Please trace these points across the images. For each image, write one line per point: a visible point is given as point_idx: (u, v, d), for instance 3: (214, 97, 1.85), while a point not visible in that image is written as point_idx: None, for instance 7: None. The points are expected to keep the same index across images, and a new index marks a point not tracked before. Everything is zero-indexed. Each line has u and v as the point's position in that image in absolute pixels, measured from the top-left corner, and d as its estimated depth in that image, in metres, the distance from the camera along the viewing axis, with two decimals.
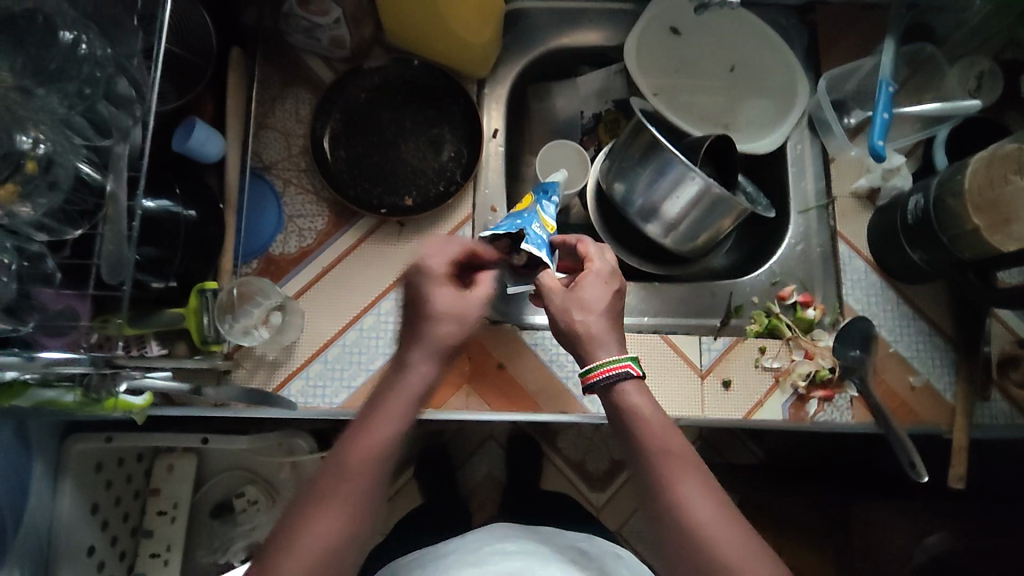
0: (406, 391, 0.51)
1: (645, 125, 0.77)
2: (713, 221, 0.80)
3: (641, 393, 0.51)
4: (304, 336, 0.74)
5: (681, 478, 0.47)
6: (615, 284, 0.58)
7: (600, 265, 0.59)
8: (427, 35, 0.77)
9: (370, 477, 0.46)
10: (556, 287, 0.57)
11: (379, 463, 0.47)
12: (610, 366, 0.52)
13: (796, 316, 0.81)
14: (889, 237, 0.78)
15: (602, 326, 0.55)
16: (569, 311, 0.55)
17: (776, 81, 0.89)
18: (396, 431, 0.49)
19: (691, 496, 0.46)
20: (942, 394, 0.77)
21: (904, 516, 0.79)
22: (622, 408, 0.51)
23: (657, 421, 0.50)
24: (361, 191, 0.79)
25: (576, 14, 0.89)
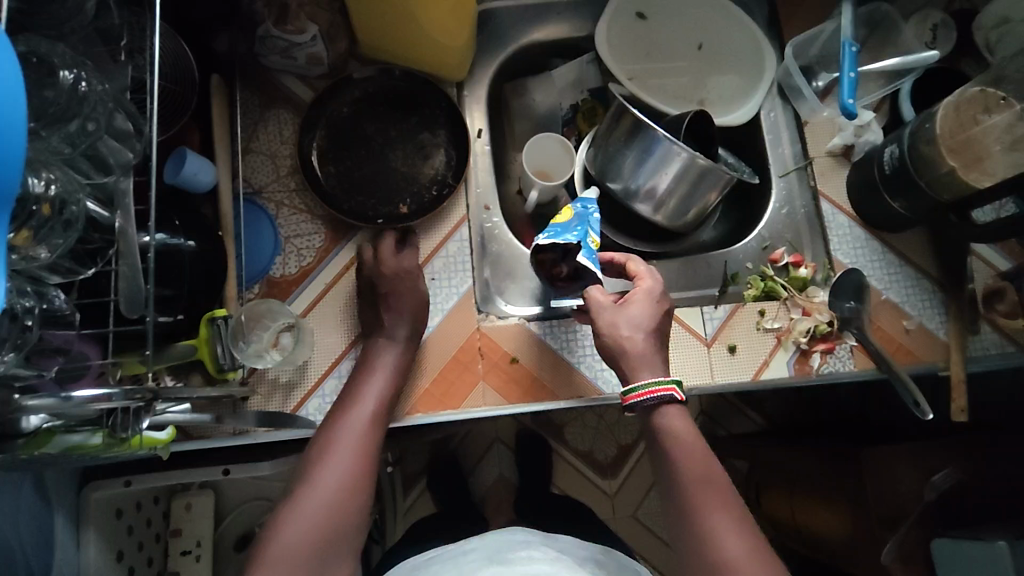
0: (383, 361, 0.70)
1: (627, 107, 0.79)
2: (700, 193, 0.83)
3: (683, 417, 0.62)
4: (316, 352, 0.74)
5: (704, 494, 0.57)
6: (662, 304, 0.68)
7: (650, 283, 0.69)
8: (403, 43, 0.78)
9: (363, 435, 0.65)
10: (604, 302, 0.68)
11: (374, 419, 0.67)
12: (658, 387, 0.62)
13: (791, 276, 0.83)
14: (869, 189, 0.81)
15: (644, 342, 0.65)
16: (616, 326, 0.66)
17: (742, 54, 0.92)
18: (383, 390, 0.68)
19: (708, 510, 0.56)
20: (936, 333, 0.81)
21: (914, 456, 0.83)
22: (659, 421, 0.62)
23: (688, 435, 0.60)
24: (356, 204, 0.80)
25: (543, 9, 0.91)
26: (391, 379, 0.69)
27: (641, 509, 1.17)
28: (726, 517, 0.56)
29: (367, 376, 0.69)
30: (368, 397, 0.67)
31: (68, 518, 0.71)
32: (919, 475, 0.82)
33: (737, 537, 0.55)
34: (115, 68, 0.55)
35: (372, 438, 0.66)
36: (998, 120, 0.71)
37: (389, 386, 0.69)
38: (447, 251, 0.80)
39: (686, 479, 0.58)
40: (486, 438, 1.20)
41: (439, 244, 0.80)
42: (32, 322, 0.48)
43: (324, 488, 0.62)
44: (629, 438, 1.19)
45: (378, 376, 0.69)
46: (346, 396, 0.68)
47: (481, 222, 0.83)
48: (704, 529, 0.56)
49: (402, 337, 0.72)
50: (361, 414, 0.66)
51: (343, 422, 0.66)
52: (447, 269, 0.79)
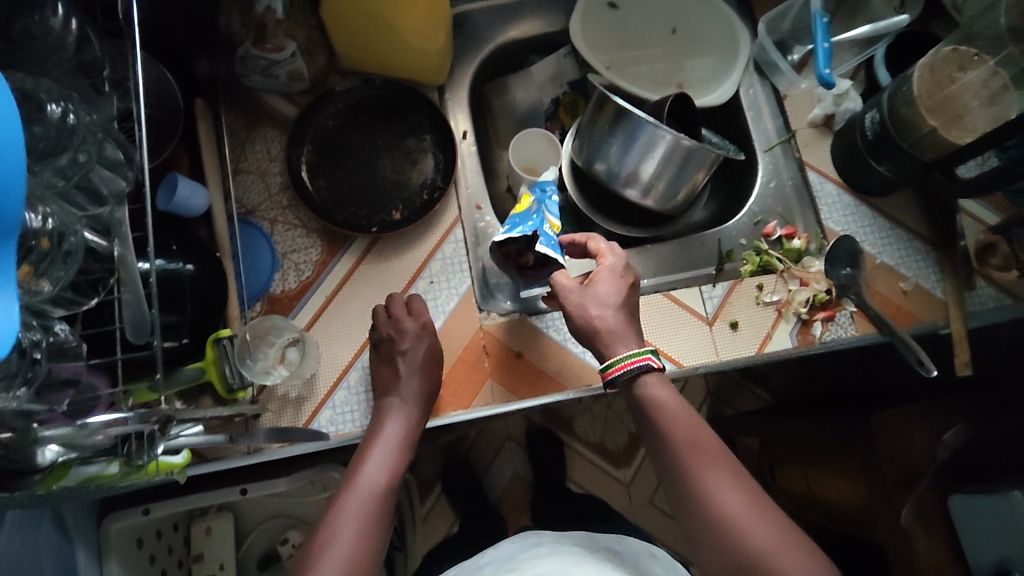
0: (390, 432, 0.67)
1: (608, 96, 0.80)
2: (688, 174, 0.84)
3: (664, 385, 0.63)
4: (322, 364, 0.75)
5: (703, 461, 0.57)
6: (627, 278, 0.70)
7: (613, 259, 0.70)
8: (379, 50, 0.79)
9: (392, 461, 0.64)
10: (570, 286, 0.69)
11: (381, 496, 0.61)
12: (632, 359, 0.63)
13: (785, 249, 0.84)
14: (853, 156, 0.82)
15: (615, 318, 0.67)
16: (585, 307, 0.67)
17: (717, 34, 0.93)
18: (389, 463, 0.64)
19: (710, 472, 0.56)
20: (933, 292, 0.82)
21: (925, 417, 0.83)
22: (644, 394, 0.62)
23: (673, 402, 0.61)
24: (350, 214, 0.81)
25: (517, 7, 0.93)
26: (395, 453, 0.65)
27: (657, 496, 1.19)
28: (721, 475, 0.56)
29: (371, 448, 0.65)
30: (374, 470, 0.63)
31: (90, 551, 0.71)
32: (928, 435, 0.83)
33: (736, 496, 0.55)
34: (99, 99, 0.56)
35: (380, 511, 0.61)
36: (972, 75, 0.72)
37: (395, 461, 0.64)
38: (443, 253, 0.80)
39: (676, 444, 0.59)
40: (496, 437, 1.20)
41: (435, 246, 0.80)
42: (40, 355, 0.49)
43: (353, 509, 0.59)
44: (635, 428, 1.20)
45: (383, 449, 0.65)
46: (370, 427, 0.68)
47: (475, 222, 0.84)
48: (701, 486, 0.56)
49: (413, 403, 0.69)
50: (368, 484, 0.61)
51: (373, 449, 0.65)
52: (445, 272, 0.79)
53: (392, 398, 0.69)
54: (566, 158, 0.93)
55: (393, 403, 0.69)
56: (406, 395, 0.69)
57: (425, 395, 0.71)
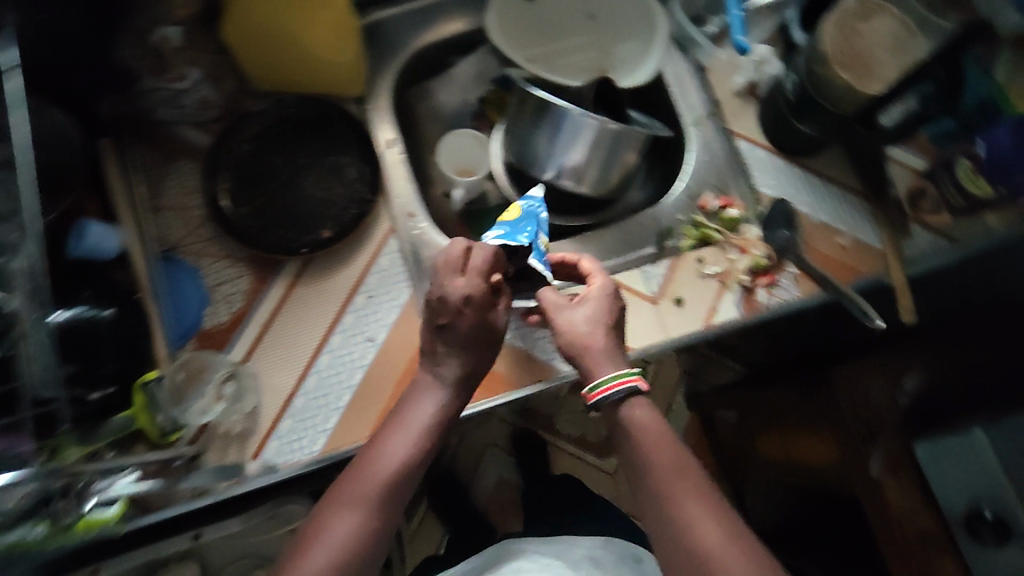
0: (419, 412, 0.68)
1: (529, 89, 0.78)
2: (618, 156, 0.82)
3: (645, 406, 0.67)
4: (264, 395, 0.72)
5: (678, 488, 0.61)
6: (616, 300, 0.73)
7: (603, 281, 0.74)
8: (285, 65, 0.76)
9: (417, 440, 0.66)
10: (563, 305, 0.72)
11: (393, 476, 0.64)
12: (623, 379, 0.66)
13: (722, 220, 0.83)
14: (779, 120, 0.82)
15: (603, 338, 0.69)
16: (575, 324, 0.70)
17: (634, 13, 0.91)
18: (411, 442, 0.66)
19: (686, 500, 0.60)
20: (870, 242, 0.83)
21: (877, 370, 0.86)
22: (627, 419, 0.66)
23: (654, 428, 0.65)
24: (276, 238, 0.78)
25: (428, 10, 0.91)
26: (421, 430, 0.66)
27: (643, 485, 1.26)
28: (697, 503, 0.60)
29: (398, 425, 0.67)
30: (397, 449, 0.65)
31: None
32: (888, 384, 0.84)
33: (711, 521, 0.59)
34: None
35: (392, 492, 0.64)
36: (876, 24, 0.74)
37: (419, 440, 0.66)
38: (378, 266, 0.78)
39: (654, 471, 0.63)
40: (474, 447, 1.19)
41: (369, 260, 0.78)
42: None
43: (369, 482, 0.63)
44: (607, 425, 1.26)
45: (410, 428, 0.66)
46: (404, 399, 0.70)
47: (408, 230, 0.81)
48: (678, 513, 0.60)
49: (451, 380, 0.70)
50: (388, 459, 0.64)
51: (399, 425, 0.67)
52: (382, 284, 0.77)
53: (428, 374, 0.70)
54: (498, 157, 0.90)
55: (426, 378, 0.70)
56: (441, 370, 0.69)
57: (463, 373, 0.70)
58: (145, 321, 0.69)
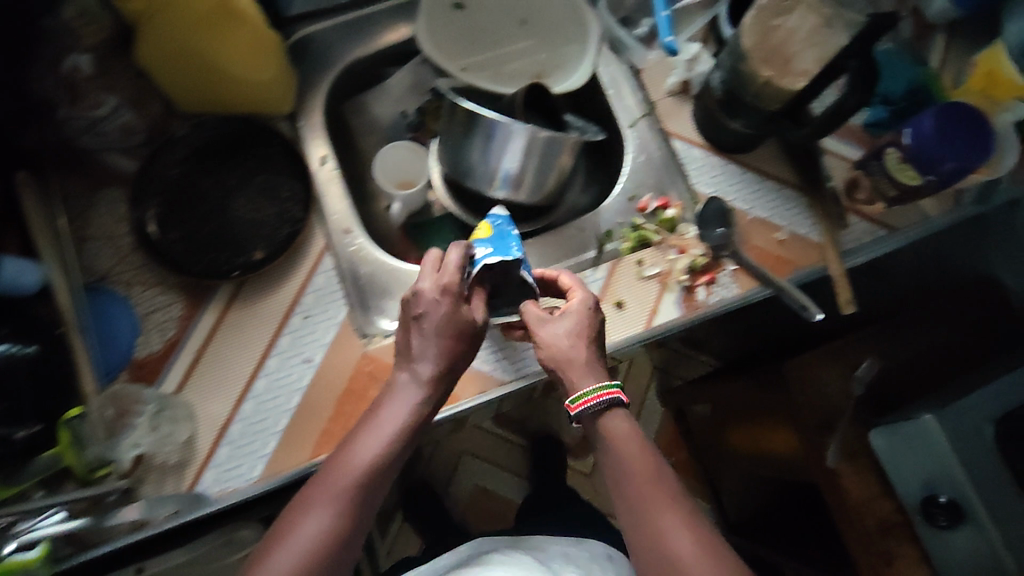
0: (391, 413, 0.67)
1: (456, 100, 0.77)
2: (552, 161, 0.81)
3: (626, 419, 0.67)
4: (199, 424, 0.71)
5: (656, 502, 0.62)
6: (597, 312, 0.73)
7: (583, 294, 0.73)
8: (206, 86, 0.74)
9: (394, 436, 0.66)
10: (547, 319, 0.72)
11: (368, 473, 0.64)
12: (606, 392, 0.67)
13: (660, 220, 0.83)
14: (709, 118, 0.81)
15: (587, 352, 0.69)
16: (560, 338, 0.70)
17: (565, 17, 0.90)
18: (388, 438, 0.66)
19: (664, 512, 0.61)
20: (808, 237, 0.83)
21: (827, 356, 1.02)
22: (605, 430, 0.66)
23: (633, 441, 0.65)
24: (208, 262, 0.76)
25: (355, 24, 0.89)
26: (392, 431, 0.66)
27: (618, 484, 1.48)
28: (675, 517, 0.60)
29: (369, 427, 0.66)
30: (366, 451, 0.65)
31: None
32: (839, 372, 1.00)
33: (688, 534, 0.59)
34: None
35: (367, 489, 0.63)
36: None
37: (390, 441, 0.65)
38: (314, 285, 0.77)
39: (633, 483, 0.63)
40: None
41: (305, 279, 0.77)
42: None
43: (344, 478, 0.63)
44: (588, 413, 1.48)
45: (380, 429, 0.66)
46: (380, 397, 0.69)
47: (344, 247, 0.80)
48: (655, 526, 0.60)
49: (426, 377, 0.69)
50: (363, 456, 0.64)
51: (376, 421, 0.67)
52: (319, 303, 0.76)
53: (404, 371, 0.69)
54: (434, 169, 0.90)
55: (403, 376, 0.69)
56: (418, 368, 0.69)
57: (439, 371, 0.69)
58: (69, 357, 0.67)
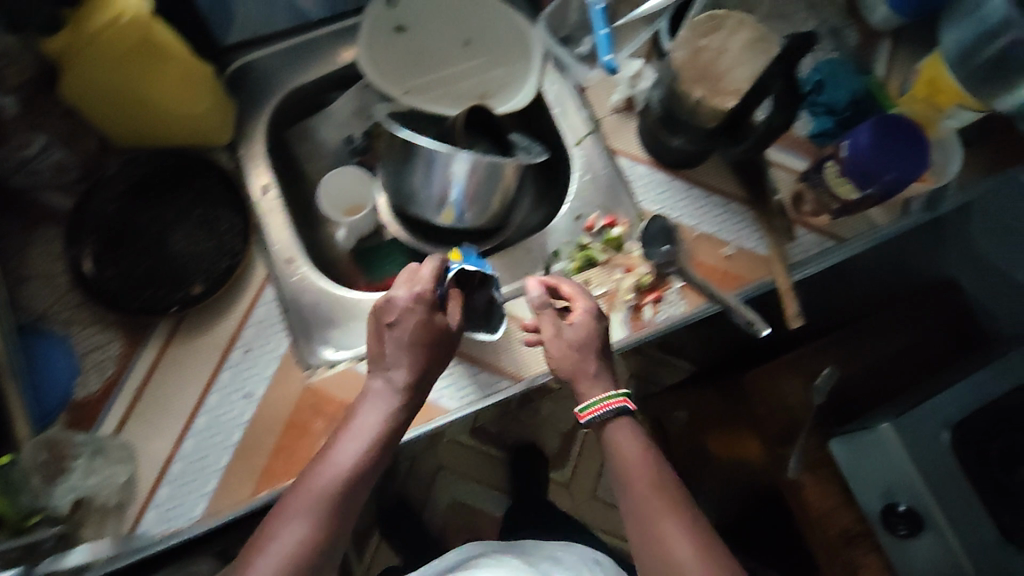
0: (366, 419, 0.69)
1: (391, 129, 0.75)
2: (495, 184, 0.80)
3: (630, 429, 0.72)
4: (139, 463, 0.71)
5: (655, 511, 0.67)
6: (601, 320, 0.75)
7: (584, 303, 0.75)
8: (136, 119, 0.72)
9: (366, 445, 0.67)
10: (552, 329, 0.75)
11: (341, 483, 0.65)
12: (612, 401, 0.72)
13: (606, 239, 0.83)
14: (651, 135, 0.81)
15: (594, 361, 0.73)
16: (568, 349, 0.73)
17: (507, 36, 0.90)
18: (359, 448, 0.67)
19: (663, 520, 0.66)
20: (756, 251, 0.82)
21: (789, 366, 1.06)
22: (612, 438, 0.72)
23: (636, 450, 0.71)
24: (146, 298, 0.75)
25: (297, 51, 0.87)
26: (365, 441, 0.67)
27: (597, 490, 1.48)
28: (672, 522, 0.66)
29: (347, 433, 0.68)
30: (344, 457, 0.66)
31: None
32: (800, 383, 1.05)
33: (684, 539, 0.65)
34: None
35: (340, 498, 0.65)
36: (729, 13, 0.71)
37: (368, 447, 0.67)
38: (255, 318, 0.76)
39: (637, 491, 0.69)
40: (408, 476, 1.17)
41: (245, 312, 0.76)
42: None
43: (317, 488, 0.65)
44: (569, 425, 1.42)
45: (357, 436, 0.67)
46: (351, 410, 0.71)
47: (287, 277, 0.79)
48: (654, 530, 0.67)
49: (400, 385, 0.71)
50: (335, 466, 0.66)
51: (348, 432, 0.68)
52: (259, 336, 0.76)
53: (379, 378, 0.71)
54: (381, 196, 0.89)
55: (378, 383, 0.71)
56: (391, 375, 0.71)
57: (412, 378, 0.71)
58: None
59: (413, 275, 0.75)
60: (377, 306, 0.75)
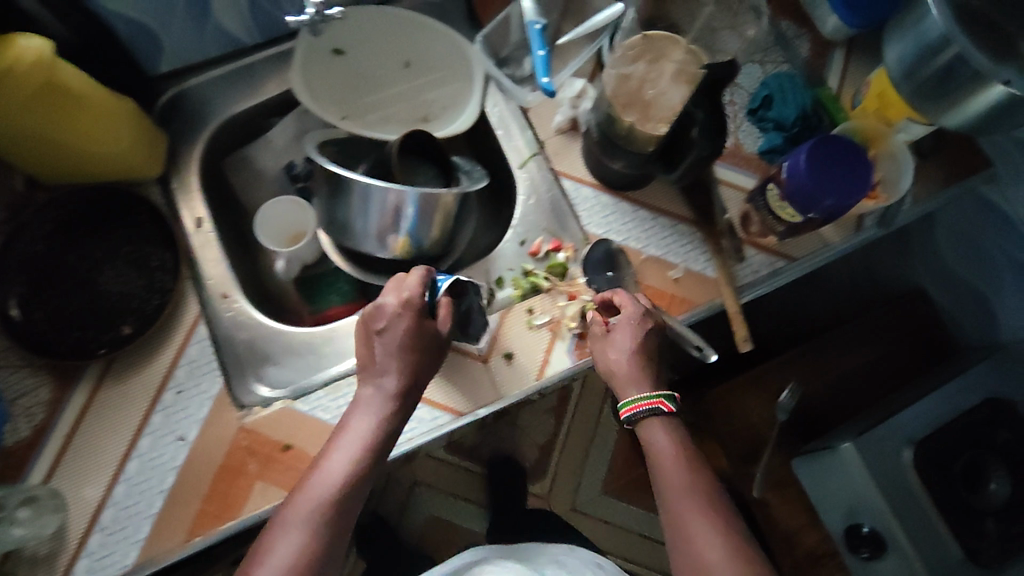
0: (358, 425, 0.67)
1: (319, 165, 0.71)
2: (433, 214, 0.77)
3: (661, 429, 0.71)
4: (70, 511, 0.69)
5: (686, 510, 0.66)
6: (646, 324, 0.73)
7: (632, 309, 0.73)
8: (53, 156, 0.69)
9: (360, 453, 0.66)
10: (597, 332, 0.75)
11: (337, 492, 0.64)
12: (646, 402, 0.71)
13: (550, 265, 0.81)
14: (595, 158, 0.78)
15: (630, 365, 0.72)
16: (606, 353, 0.73)
17: (449, 57, 0.87)
18: (354, 455, 0.66)
19: (691, 519, 0.65)
20: (704, 273, 0.80)
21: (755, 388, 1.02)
22: (646, 434, 0.71)
23: (667, 447, 0.70)
24: (74, 341, 0.74)
25: (230, 75, 0.84)
26: (357, 448, 0.66)
27: (579, 499, 1.26)
28: (702, 522, 0.65)
29: (339, 440, 0.67)
30: (337, 464, 0.65)
31: None
32: (765, 403, 1.02)
33: (712, 538, 0.64)
34: None
35: (336, 506, 0.64)
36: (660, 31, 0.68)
37: (361, 453, 0.66)
38: (187, 358, 0.74)
39: (669, 489, 0.68)
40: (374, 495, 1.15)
41: (177, 353, 0.74)
42: None
43: (314, 496, 0.64)
44: (547, 437, 1.26)
45: (350, 443, 0.66)
46: (342, 418, 0.70)
47: (221, 313, 0.78)
48: (685, 530, 0.66)
49: (390, 392, 0.69)
50: (329, 475, 0.64)
51: (341, 440, 0.67)
52: (192, 377, 0.74)
53: (370, 386, 0.70)
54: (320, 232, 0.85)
55: (368, 390, 0.70)
56: (383, 381, 0.70)
57: (404, 384, 0.70)
58: None
59: (401, 282, 0.74)
60: (364, 312, 0.74)
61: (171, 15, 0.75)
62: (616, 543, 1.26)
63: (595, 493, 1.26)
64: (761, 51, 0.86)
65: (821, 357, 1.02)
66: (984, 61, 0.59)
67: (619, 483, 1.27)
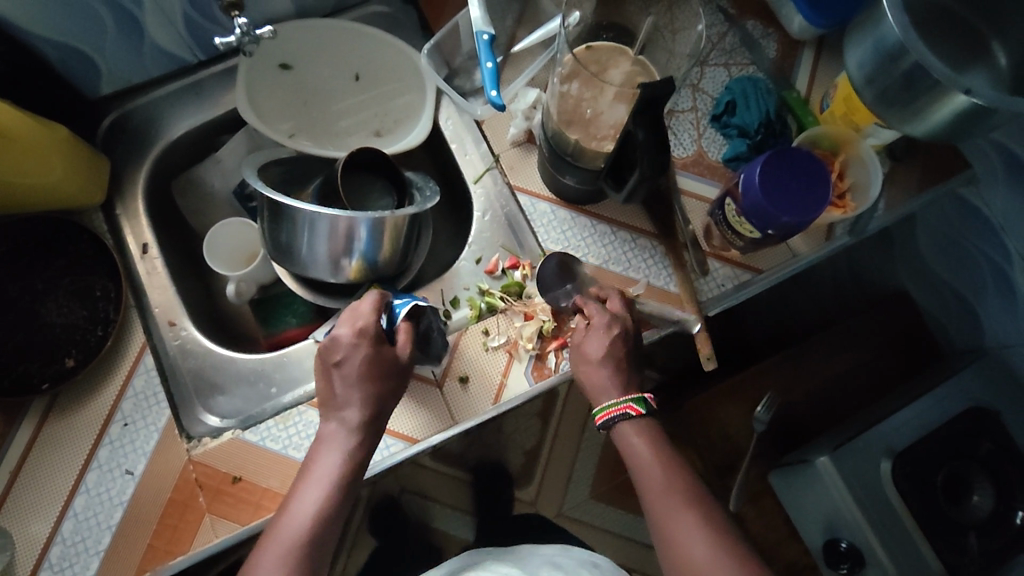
0: (324, 463, 0.65)
1: (258, 191, 0.68)
2: (382, 238, 0.74)
3: (639, 433, 0.68)
4: (17, 549, 0.67)
5: (670, 512, 0.63)
6: (613, 330, 0.70)
7: (598, 318, 0.71)
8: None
9: (328, 491, 0.63)
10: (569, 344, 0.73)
11: (308, 532, 0.61)
12: (615, 407, 0.68)
13: (507, 283, 0.78)
14: (549, 170, 0.76)
15: (603, 375, 0.69)
16: (576, 370, 0.71)
17: (401, 69, 0.85)
18: (323, 493, 0.63)
19: (678, 520, 0.62)
20: (667, 288, 0.77)
21: (739, 397, 0.95)
22: (622, 439, 0.68)
23: (647, 451, 0.67)
24: (19, 374, 0.72)
25: (176, 95, 0.83)
26: (326, 485, 0.63)
27: (568, 502, 1.00)
28: (688, 520, 0.62)
29: (306, 480, 0.64)
30: (306, 505, 0.62)
31: None
32: (744, 412, 0.95)
33: (700, 541, 0.61)
34: None
35: (308, 549, 0.60)
36: (604, 44, 0.70)
37: (331, 490, 0.63)
38: (133, 389, 0.73)
39: (650, 491, 0.65)
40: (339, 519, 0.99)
41: (123, 384, 0.73)
42: None
43: (283, 541, 0.60)
44: (533, 441, 0.96)
45: (317, 482, 0.63)
46: (305, 460, 0.67)
47: (168, 342, 0.77)
48: (669, 532, 0.62)
49: (354, 425, 0.66)
50: (298, 516, 0.61)
51: (307, 480, 0.64)
52: (138, 409, 0.72)
53: (332, 421, 0.67)
54: (271, 262, 0.82)
55: (331, 426, 0.67)
56: (345, 415, 0.67)
57: (367, 415, 0.67)
58: None
59: (354, 312, 0.71)
60: (320, 345, 0.70)
61: (105, 40, 0.73)
62: (623, 554, 1.02)
63: (587, 497, 1.00)
64: (725, 53, 0.83)
65: (812, 363, 0.96)
66: (945, 71, 0.57)
67: (615, 485, 1.00)
